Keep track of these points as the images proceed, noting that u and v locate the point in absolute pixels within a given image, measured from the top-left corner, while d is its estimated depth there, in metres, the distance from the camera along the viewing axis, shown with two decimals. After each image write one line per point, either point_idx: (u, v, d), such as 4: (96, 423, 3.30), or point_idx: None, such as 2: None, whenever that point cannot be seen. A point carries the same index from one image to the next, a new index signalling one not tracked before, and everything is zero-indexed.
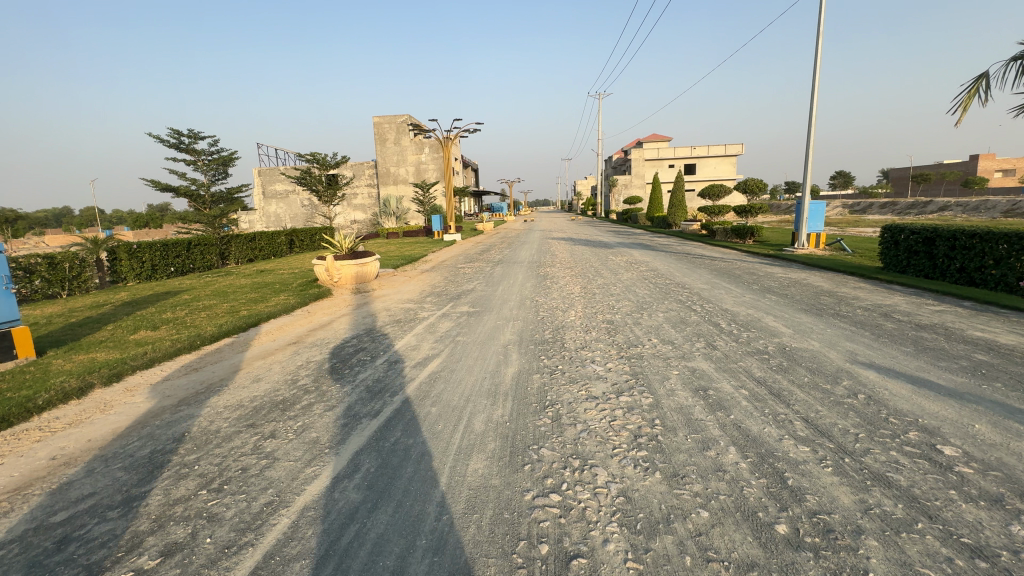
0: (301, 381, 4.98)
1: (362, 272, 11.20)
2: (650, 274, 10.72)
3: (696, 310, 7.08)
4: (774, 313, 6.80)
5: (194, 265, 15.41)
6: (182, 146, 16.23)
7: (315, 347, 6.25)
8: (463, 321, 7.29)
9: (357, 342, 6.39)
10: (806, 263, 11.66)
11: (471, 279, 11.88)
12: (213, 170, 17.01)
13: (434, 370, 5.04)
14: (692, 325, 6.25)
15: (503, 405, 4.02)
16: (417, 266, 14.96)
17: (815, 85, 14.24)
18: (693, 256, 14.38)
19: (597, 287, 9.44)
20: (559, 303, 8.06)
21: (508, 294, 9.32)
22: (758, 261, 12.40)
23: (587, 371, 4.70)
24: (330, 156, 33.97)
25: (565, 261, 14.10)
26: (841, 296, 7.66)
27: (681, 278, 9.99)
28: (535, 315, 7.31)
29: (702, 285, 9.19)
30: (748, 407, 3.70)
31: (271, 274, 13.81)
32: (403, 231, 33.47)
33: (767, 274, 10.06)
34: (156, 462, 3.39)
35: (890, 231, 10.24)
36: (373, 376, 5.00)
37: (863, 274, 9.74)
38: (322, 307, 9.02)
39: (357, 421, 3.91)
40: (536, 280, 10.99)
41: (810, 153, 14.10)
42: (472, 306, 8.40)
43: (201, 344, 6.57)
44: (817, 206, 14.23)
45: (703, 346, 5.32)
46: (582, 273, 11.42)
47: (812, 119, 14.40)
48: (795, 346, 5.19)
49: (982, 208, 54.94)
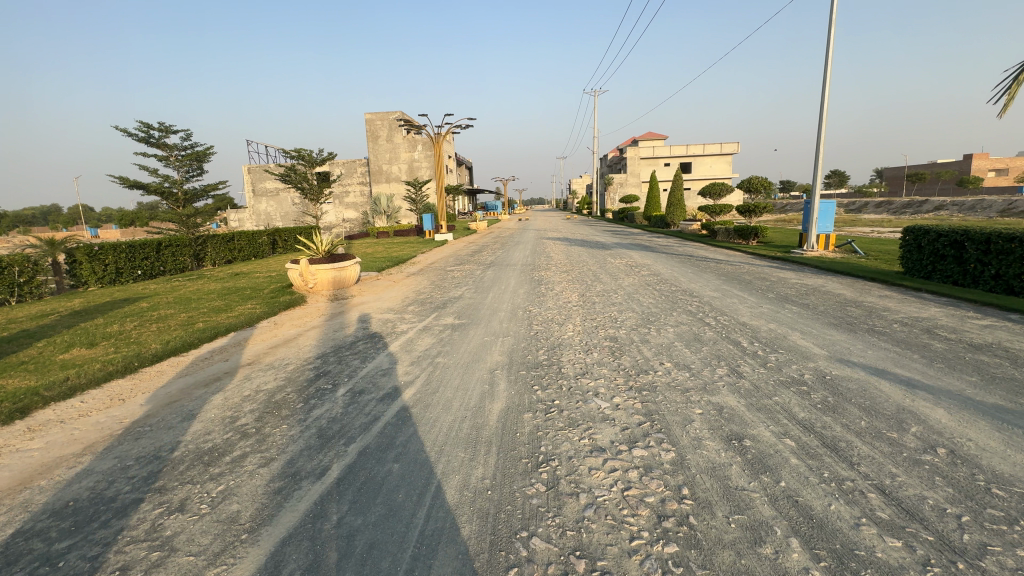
0: (240, 420, 4.08)
1: (340, 278, 10.28)
2: (654, 280, 9.86)
3: (710, 324, 6.23)
4: (801, 328, 5.95)
5: (164, 268, 14.40)
6: (152, 140, 15.20)
7: (270, 372, 5.35)
8: (446, 337, 6.40)
9: (319, 365, 5.49)
10: (819, 267, 10.86)
11: (459, 284, 11.01)
12: (186, 166, 15.99)
13: (404, 406, 4.16)
14: (709, 345, 5.40)
15: (484, 461, 3.15)
16: (404, 269, 14.06)
17: (826, 77, 13.44)
18: (696, 259, 13.55)
19: (597, 295, 8.60)
20: (556, 315, 7.18)
21: (499, 303, 8.43)
22: (767, 265, 11.58)
23: (590, 410, 3.85)
24: (317, 153, 32.85)
25: (561, 264, 13.22)
26: (871, 308, 6.84)
27: (688, 285, 9.13)
28: (528, 330, 6.44)
29: (711, 292, 8.37)
30: (801, 470, 2.85)
31: (246, 278, 12.87)
32: (394, 230, 32.49)
33: (780, 280, 9.26)
34: (9, 556, 2.50)
35: (913, 233, 9.45)
36: (330, 414, 4.12)
37: (886, 280, 8.95)
38: (290, 319, 8.08)
39: (295, 485, 3.03)
40: (530, 285, 10.13)
41: (821, 150, 13.28)
42: (458, 317, 7.50)
43: (141, 366, 5.67)
44: (828, 206, 13.50)
45: (726, 373, 4.47)
46: (578, 278, 10.59)
47: (824, 112, 13.56)
48: (836, 374, 4.37)
49: (978, 207, 54.67)
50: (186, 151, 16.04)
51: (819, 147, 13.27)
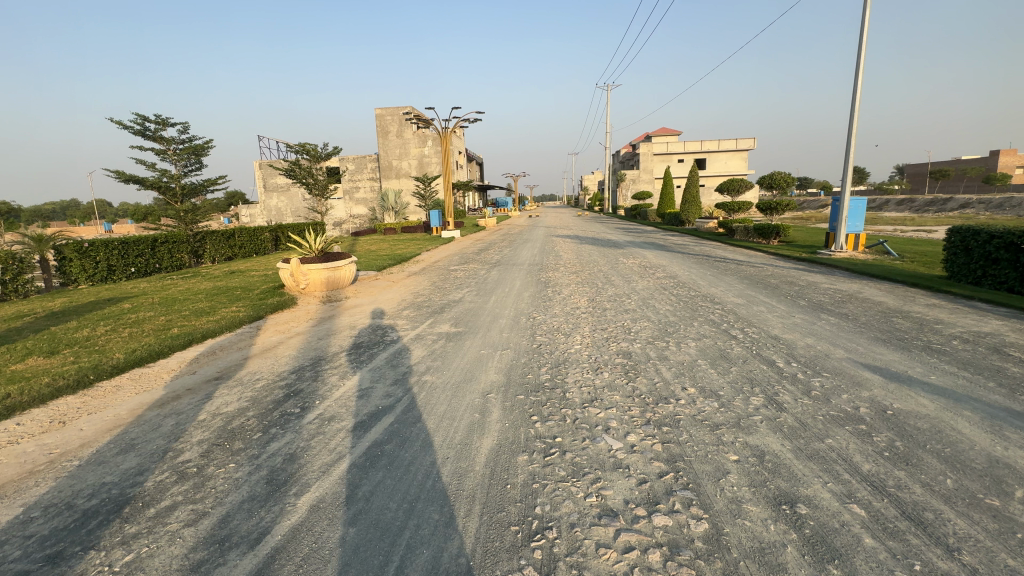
0: (183, 455, 3.44)
1: (334, 278, 9.67)
2: (670, 283, 9.07)
3: (738, 339, 5.47)
4: (843, 345, 5.17)
5: (160, 266, 13.98)
6: (148, 133, 14.76)
7: (236, 389, 4.73)
8: (438, 349, 5.72)
9: (292, 381, 4.86)
10: (851, 270, 9.98)
11: (461, 285, 10.37)
12: (184, 159, 15.52)
13: (377, 440, 3.50)
14: (739, 366, 4.64)
15: (463, 529, 2.47)
16: (405, 269, 13.46)
17: (859, 67, 12.46)
18: (715, 259, 12.71)
19: (608, 299, 7.89)
20: (562, 324, 6.45)
21: (501, 308, 7.73)
22: (793, 267, 10.73)
23: (599, 453, 3.15)
24: (322, 148, 32.41)
25: (569, 265, 12.47)
26: (921, 319, 6.02)
27: (708, 290, 8.35)
28: (531, 342, 5.73)
29: (735, 299, 7.62)
30: (882, 559, 2.12)
31: (240, 276, 12.35)
32: (401, 227, 32.00)
33: (810, 285, 8.45)
34: None
35: (960, 233, 8.54)
36: (289, 447, 3.47)
37: (930, 286, 8.09)
38: (274, 324, 7.46)
39: (220, 556, 2.38)
40: (536, 287, 9.46)
41: (852, 145, 12.33)
42: (455, 325, 6.83)
43: (98, 379, 5.10)
44: (858, 203, 12.62)
45: (763, 405, 3.72)
46: (588, 279, 9.88)
47: (856, 105, 12.58)
48: (898, 407, 3.60)
49: (1007, 206, 52.47)
50: (184, 145, 15.59)
51: (850, 142, 12.32)
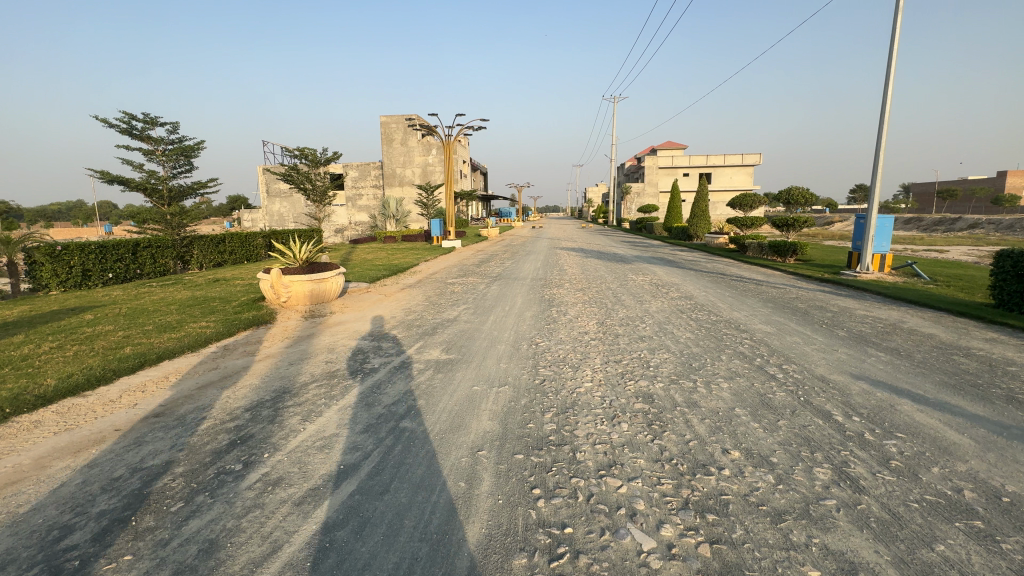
0: (70, 537, 2.60)
1: (318, 291, 8.85)
2: (687, 306, 8.22)
3: (778, 380, 4.61)
4: (907, 391, 4.32)
5: (141, 271, 13.23)
6: (134, 131, 14.07)
7: (172, 433, 3.87)
8: (424, 382, 4.87)
9: (244, 423, 4.02)
10: (886, 295, 9.12)
11: (458, 301, 9.56)
12: (172, 160, 14.82)
13: (328, 522, 2.64)
14: (788, 418, 3.79)
15: None
16: (400, 281, 12.67)
17: (889, 78, 11.71)
18: (731, 278, 11.87)
19: (620, 323, 7.07)
20: (570, 354, 5.61)
21: (500, 330, 6.91)
22: (820, 289, 9.86)
23: (624, 560, 2.28)
24: (321, 152, 31.88)
25: (574, 281, 11.66)
26: (987, 359, 5.17)
27: (731, 315, 7.50)
28: (533, 376, 4.90)
29: (763, 326, 6.78)
30: None
31: (223, 285, 11.55)
32: (402, 235, 31.30)
33: (844, 311, 7.61)
34: None
35: (1011, 258, 7.69)
36: (211, 530, 2.62)
37: (981, 316, 7.23)
38: (245, 342, 6.63)
39: None
40: (540, 306, 8.65)
41: (881, 158, 11.56)
42: (447, 351, 5.99)
43: (15, 412, 4.27)
44: (885, 221, 11.78)
45: (834, 483, 2.86)
46: (596, 298, 9.07)
47: (885, 117, 11.82)
48: (1014, 492, 2.75)
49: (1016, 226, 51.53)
50: (174, 145, 14.91)
51: (878, 157, 11.54)
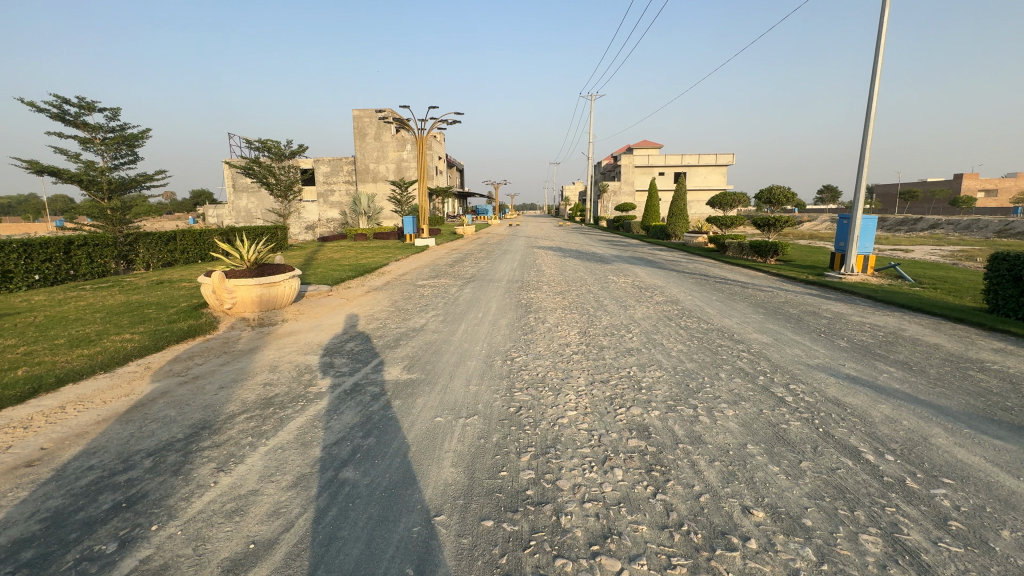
0: None
1: (269, 296, 7.92)
2: (674, 312, 7.61)
3: (789, 405, 4.01)
4: (935, 417, 3.78)
5: (75, 272, 11.93)
6: (67, 116, 12.69)
7: (37, 494, 2.97)
8: (377, 411, 4.07)
9: (139, 475, 3.15)
10: (877, 298, 8.73)
11: (428, 306, 8.76)
12: (113, 150, 13.48)
13: None
14: (812, 459, 3.16)
15: None
16: (366, 283, 11.77)
17: (875, 76, 11.45)
18: (715, 279, 11.38)
19: (604, 333, 6.41)
20: (550, 373, 4.89)
21: (471, 342, 6.15)
22: (808, 292, 9.42)
23: None
24: (285, 144, 30.35)
25: (553, 283, 10.98)
26: (1007, 375, 4.71)
27: (722, 323, 6.92)
28: (508, 402, 4.18)
29: (759, 336, 6.22)
30: None
31: (165, 288, 10.41)
32: (374, 233, 30.14)
33: (839, 318, 7.14)
34: None
35: (1005, 261, 7.34)
36: None
37: (980, 321, 6.86)
38: (173, 360, 5.69)
39: None
40: (516, 312, 7.93)
41: (866, 158, 11.27)
42: (408, 369, 5.18)
43: None
44: (869, 222, 11.51)
45: (890, 560, 2.23)
46: (577, 303, 8.42)
47: (871, 116, 11.55)
48: None
49: (974, 227, 53.49)
50: (114, 134, 13.57)
51: (864, 156, 11.24)
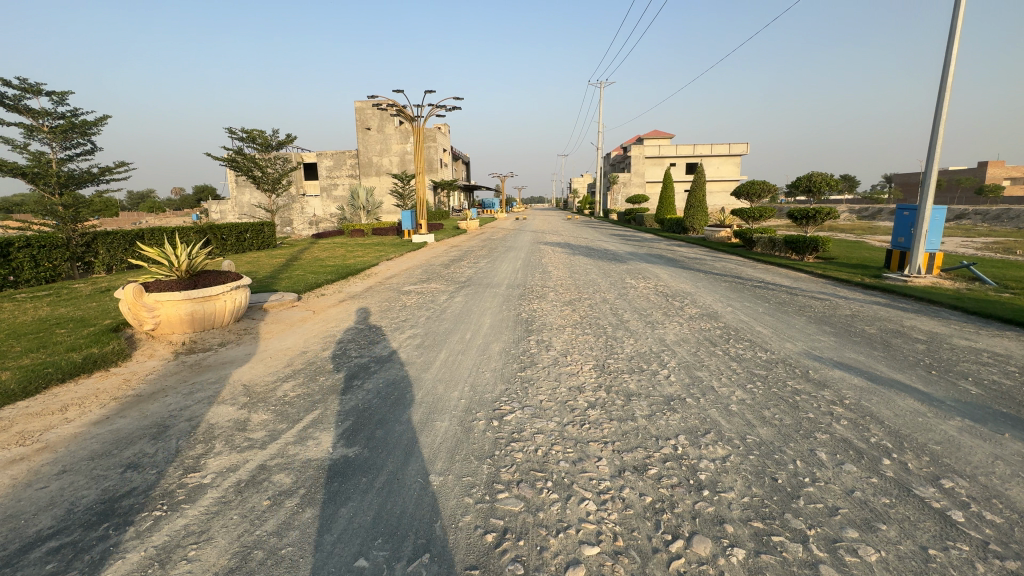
0: None
1: (203, 313, 6.35)
2: (718, 334, 5.87)
3: (972, 538, 2.29)
4: None
5: (13, 279, 10.40)
6: (8, 100, 11.21)
7: None
8: (265, 542, 2.43)
9: None
10: (969, 310, 6.92)
11: (406, 321, 7.12)
12: (62, 138, 11.98)
13: None
14: None
15: None
16: (345, 288, 10.19)
17: (952, 38, 9.59)
18: (753, 283, 9.58)
19: (629, 368, 4.71)
20: (557, 450, 3.21)
21: (446, 384, 4.51)
22: (876, 302, 7.63)
23: None
24: (272, 135, 28.64)
25: (560, 289, 9.29)
26: None
27: (786, 351, 5.18)
28: (485, 522, 2.51)
29: (845, 373, 4.50)
30: None
31: (103, 298, 8.84)
32: (371, 228, 28.54)
33: (942, 343, 5.37)
34: None
35: None
36: None
37: None
38: (32, 413, 4.12)
39: None
40: (513, 331, 6.28)
41: (939, 136, 9.45)
42: (347, 437, 3.53)
43: None
44: (939, 214, 9.66)
45: None
46: (591, 318, 6.74)
47: (945, 86, 9.71)
48: None
49: (1004, 217, 50.20)
50: (64, 120, 12.09)
51: (936, 133, 9.43)
